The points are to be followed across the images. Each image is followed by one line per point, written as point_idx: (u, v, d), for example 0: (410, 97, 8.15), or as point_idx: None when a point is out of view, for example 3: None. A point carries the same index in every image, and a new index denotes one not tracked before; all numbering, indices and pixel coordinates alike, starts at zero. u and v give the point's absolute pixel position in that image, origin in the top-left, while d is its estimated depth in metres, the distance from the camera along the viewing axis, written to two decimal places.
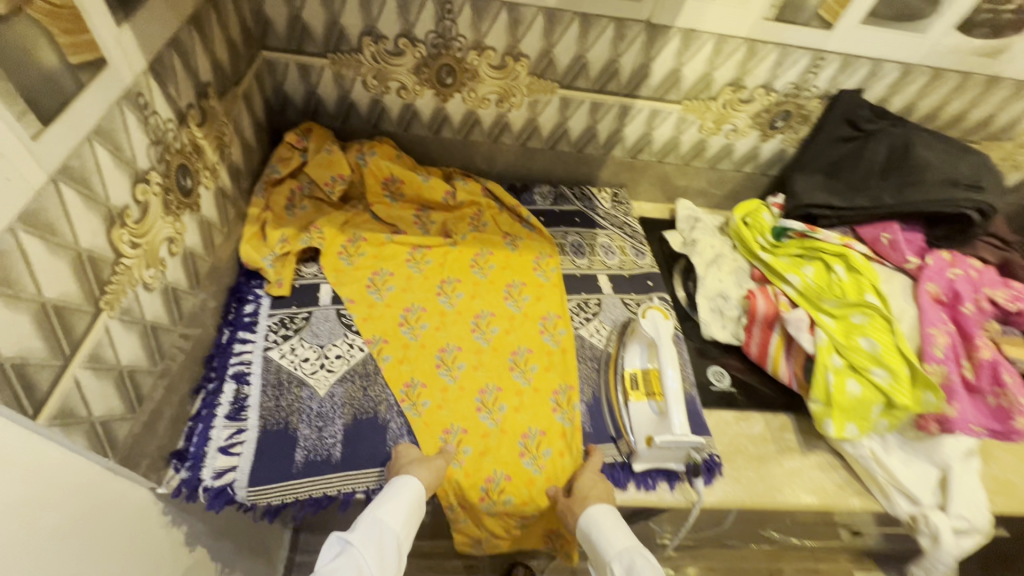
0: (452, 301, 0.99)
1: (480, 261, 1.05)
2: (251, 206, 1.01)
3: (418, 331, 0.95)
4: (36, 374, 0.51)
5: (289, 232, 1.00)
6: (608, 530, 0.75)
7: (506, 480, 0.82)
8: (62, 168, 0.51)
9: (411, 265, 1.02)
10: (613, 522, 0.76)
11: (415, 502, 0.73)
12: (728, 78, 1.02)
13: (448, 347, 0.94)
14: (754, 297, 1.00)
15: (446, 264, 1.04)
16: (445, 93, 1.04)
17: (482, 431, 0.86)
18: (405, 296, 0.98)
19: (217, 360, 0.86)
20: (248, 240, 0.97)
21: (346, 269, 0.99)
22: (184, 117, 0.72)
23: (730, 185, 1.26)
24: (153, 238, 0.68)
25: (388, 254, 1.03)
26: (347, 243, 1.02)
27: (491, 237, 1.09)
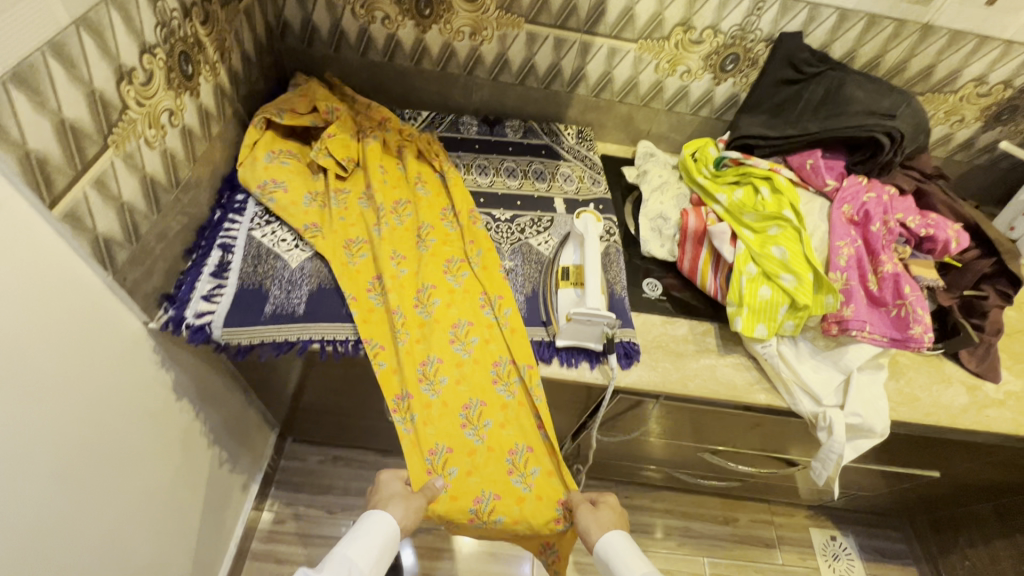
0: (429, 309, 1.00)
1: (453, 268, 1.05)
2: (246, 136, 1.08)
3: (403, 338, 0.96)
4: (54, 174, 0.66)
5: (277, 175, 1.06)
6: (625, 558, 0.79)
7: (495, 500, 0.91)
8: (83, 19, 0.66)
9: (393, 268, 1.02)
10: (631, 553, 0.80)
11: (385, 539, 0.80)
12: (677, 18, 1.13)
13: (430, 359, 0.97)
14: (686, 215, 1.10)
15: (423, 268, 1.04)
16: (424, 24, 1.17)
17: (468, 449, 0.94)
18: (390, 300, 0.98)
19: (208, 231, 1.01)
20: (245, 169, 1.05)
21: (351, 267, 1.01)
22: (188, 12, 0.87)
23: (689, 129, 1.37)
24: (155, 104, 0.83)
25: (374, 257, 1.03)
26: (351, 243, 1.04)
27: (460, 244, 1.09)
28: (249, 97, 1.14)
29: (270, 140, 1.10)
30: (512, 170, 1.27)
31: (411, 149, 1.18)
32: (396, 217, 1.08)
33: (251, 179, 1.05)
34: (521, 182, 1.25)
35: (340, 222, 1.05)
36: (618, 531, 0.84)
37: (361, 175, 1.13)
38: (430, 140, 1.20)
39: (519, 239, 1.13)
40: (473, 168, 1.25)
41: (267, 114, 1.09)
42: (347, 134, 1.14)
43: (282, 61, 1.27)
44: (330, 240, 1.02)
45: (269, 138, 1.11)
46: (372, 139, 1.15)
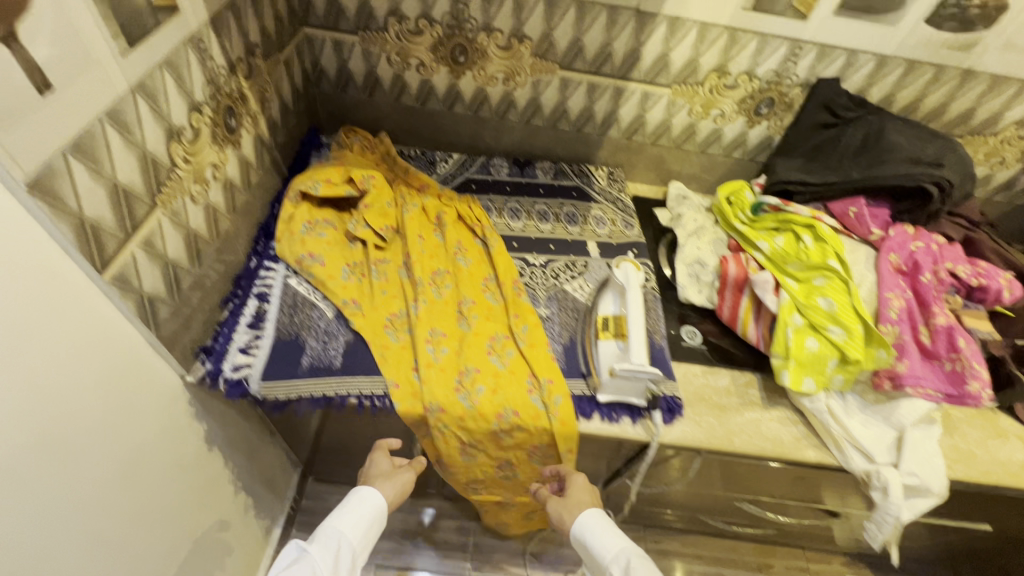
0: (473, 398, 0.92)
1: (497, 346, 0.99)
2: (284, 208, 1.07)
3: (439, 433, 0.92)
4: (106, 239, 0.65)
5: (316, 247, 1.04)
6: (601, 533, 0.83)
7: (518, 504, 1.12)
8: (139, 84, 0.66)
9: (431, 350, 0.96)
10: (607, 527, 0.85)
11: (371, 512, 0.87)
12: (713, 64, 1.12)
13: (469, 446, 0.94)
14: (726, 262, 1.08)
15: (464, 349, 0.97)
16: (459, 70, 1.18)
17: (501, 485, 1.06)
18: (426, 392, 0.91)
19: (245, 280, 1.00)
20: (285, 243, 1.04)
21: (392, 346, 0.96)
22: (234, 68, 0.88)
23: (721, 170, 1.35)
24: (201, 160, 0.83)
25: (412, 335, 0.98)
26: (394, 317, 1.00)
27: (504, 319, 1.04)
28: (285, 143, 1.15)
29: (308, 211, 1.09)
30: (544, 213, 1.26)
31: (449, 217, 1.16)
32: (435, 289, 1.05)
33: (289, 254, 1.03)
34: (554, 225, 1.24)
35: (380, 296, 1.02)
36: (594, 510, 0.87)
37: (398, 244, 1.11)
38: (469, 202, 1.20)
39: (554, 285, 1.12)
40: (505, 211, 1.25)
41: (304, 185, 1.07)
42: (384, 201, 1.13)
43: (315, 106, 1.28)
44: (371, 318, 0.99)
45: (305, 208, 1.08)
46: (410, 209, 1.14)
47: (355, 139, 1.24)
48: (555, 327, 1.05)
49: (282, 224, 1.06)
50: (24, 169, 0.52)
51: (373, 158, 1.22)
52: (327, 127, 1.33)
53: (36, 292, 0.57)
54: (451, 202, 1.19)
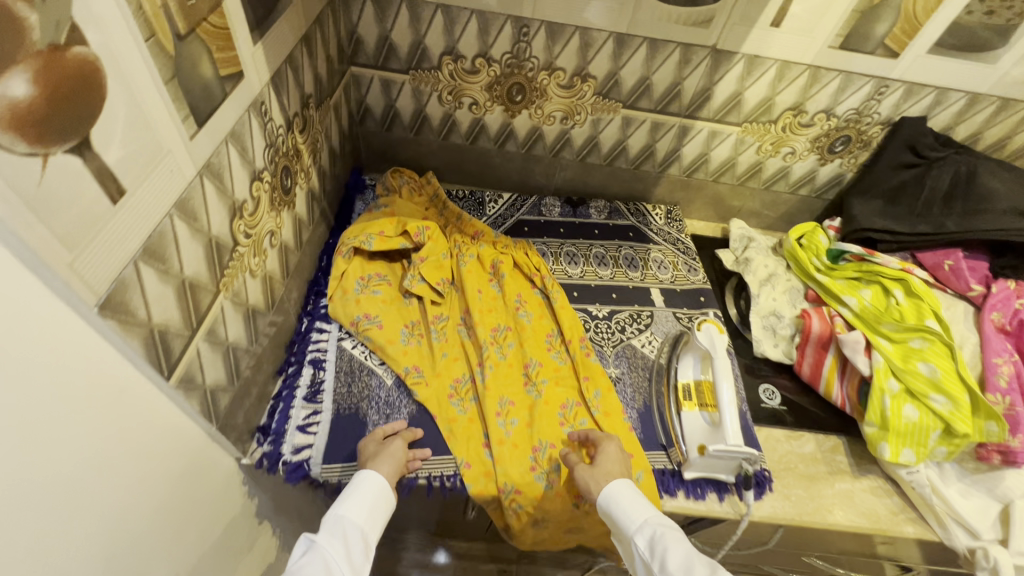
0: (550, 478, 0.85)
1: (569, 415, 0.92)
2: (335, 265, 1.00)
3: (513, 516, 0.84)
4: (173, 340, 0.58)
5: (371, 307, 0.97)
6: (628, 502, 0.74)
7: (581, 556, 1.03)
8: (206, 164, 0.59)
9: (501, 423, 0.89)
10: (634, 495, 0.75)
11: (376, 493, 0.74)
12: (790, 102, 1.05)
13: (542, 523, 0.87)
14: (808, 317, 1.01)
15: (536, 421, 0.90)
16: (514, 109, 1.11)
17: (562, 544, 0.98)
18: (500, 473, 0.84)
19: (297, 346, 0.94)
20: (338, 302, 0.97)
21: (459, 419, 0.89)
22: (291, 124, 0.81)
23: (784, 207, 1.28)
24: (260, 231, 0.76)
25: (480, 405, 0.91)
26: (458, 385, 0.93)
27: (573, 381, 0.97)
28: (333, 191, 1.08)
29: (360, 266, 1.02)
30: (602, 257, 1.19)
31: (508, 268, 1.09)
32: (497, 350, 0.98)
33: (343, 317, 0.96)
34: (613, 271, 1.17)
35: (442, 361, 0.95)
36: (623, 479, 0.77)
37: (455, 298, 1.04)
38: (526, 249, 1.13)
39: (620, 340, 1.05)
40: (562, 256, 1.17)
41: (357, 241, 1.00)
42: (440, 252, 1.06)
43: (358, 145, 1.20)
44: (435, 387, 0.92)
45: (357, 264, 1.01)
46: (467, 260, 1.07)
47: (402, 181, 1.15)
48: (626, 390, 0.98)
49: (335, 282, 0.99)
50: (94, 290, 0.45)
51: (422, 203, 1.16)
52: (370, 166, 1.26)
53: (105, 420, 0.50)
54: (509, 250, 1.12)
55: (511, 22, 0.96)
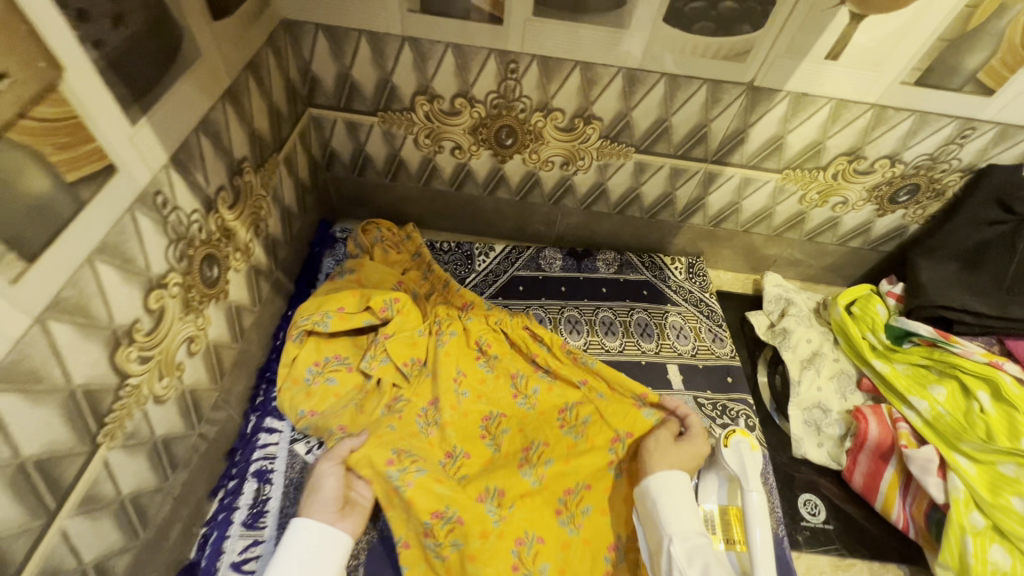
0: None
1: (570, 502, 0.77)
2: (284, 351, 0.85)
3: None
4: (9, 543, 0.44)
5: (321, 394, 0.82)
6: (678, 506, 0.68)
7: None
8: (52, 304, 0.44)
9: (487, 508, 0.74)
10: (684, 499, 0.69)
11: (308, 548, 0.63)
12: (844, 146, 0.84)
13: None
14: (863, 419, 0.82)
15: (527, 508, 0.76)
16: (505, 153, 0.93)
17: None
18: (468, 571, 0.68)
19: (240, 455, 0.79)
20: (286, 390, 0.82)
21: (398, 497, 0.71)
22: (213, 202, 0.65)
23: (829, 259, 1.07)
24: (169, 344, 0.61)
25: (435, 477, 0.74)
26: (402, 453, 0.75)
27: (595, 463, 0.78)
28: (292, 254, 0.93)
29: (317, 350, 0.86)
30: (610, 324, 1.01)
31: (501, 347, 0.92)
32: (488, 443, 0.83)
33: (288, 411, 0.81)
34: (623, 341, 0.99)
35: (390, 436, 0.77)
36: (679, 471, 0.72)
37: (428, 376, 0.87)
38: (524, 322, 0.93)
39: None
40: (562, 323, 1.00)
41: (311, 320, 0.85)
42: (413, 327, 0.89)
43: (327, 192, 1.04)
44: (363, 459, 0.73)
45: (313, 343, 0.86)
46: (445, 338, 0.90)
47: (375, 235, 1.00)
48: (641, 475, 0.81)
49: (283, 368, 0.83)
50: None
51: (400, 266, 0.99)
52: (343, 212, 1.11)
53: None
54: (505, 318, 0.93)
55: (495, 57, 0.77)
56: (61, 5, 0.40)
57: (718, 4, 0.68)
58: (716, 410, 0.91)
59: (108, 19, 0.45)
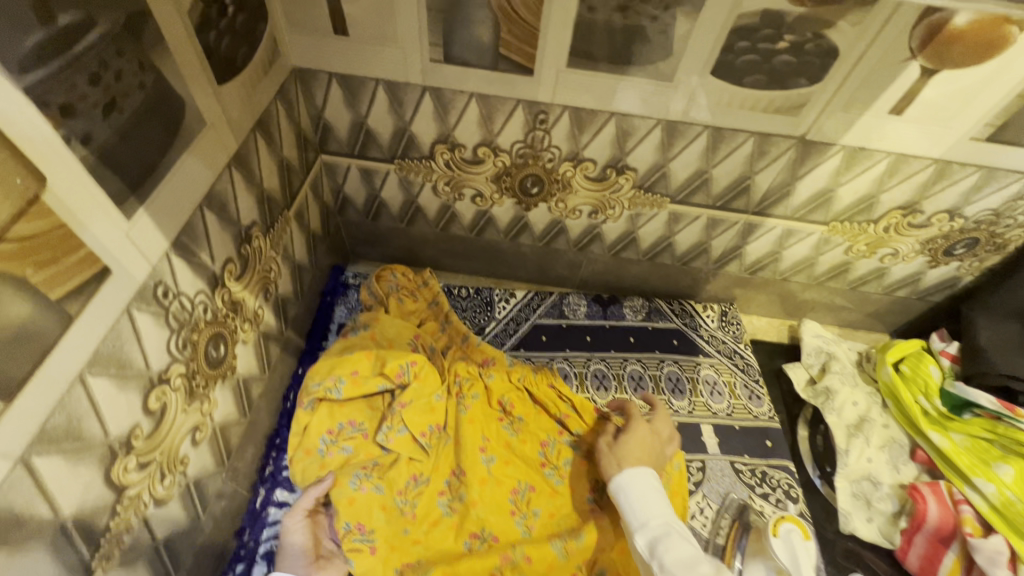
0: None
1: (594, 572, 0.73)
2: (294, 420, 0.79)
3: None
4: None
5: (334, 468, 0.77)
6: (637, 497, 0.65)
7: None
8: (35, 439, 0.38)
9: None
10: (646, 492, 0.66)
11: None
12: (899, 201, 0.78)
13: None
14: (922, 498, 0.76)
15: None
16: (529, 202, 0.87)
17: None
18: None
19: (248, 534, 0.74)
20: (298, 462, 0.77)
21: None
22: (219, 278, 0.60)
23: (872, 308, 1.01)
24: (171, 440, 0.55)
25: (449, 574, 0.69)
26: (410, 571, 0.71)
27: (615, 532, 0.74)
28: (303, 309, 0.87)
29: (330, 416, 0.80)
30: (638, 379, 0.94)
31: (527, 411, 0.86)
32: (518, 523, 0.76)
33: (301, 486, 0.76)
34: (653, 399, 0.93)
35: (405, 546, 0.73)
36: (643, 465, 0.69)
37: (448, 445, 0.81)
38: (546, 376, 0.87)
39: None
40: (587, 378, 0.94)
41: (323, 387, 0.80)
42: (432, 390, 0.82)
43: (340, 237, 0.99)
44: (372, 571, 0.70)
45: (325, 407, 0.80)
46: (469, 401, 0.83)
47: (391, 282, 0.95)
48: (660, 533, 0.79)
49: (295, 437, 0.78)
50: None
51: (419, 316, 0.94)
52: (356, 255, 1.05)
53: None
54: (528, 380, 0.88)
55: (523, 107, 0.71)
56: (42, 104, 0.35)
57: (773, 57, 0.61)
58: (755, 478, 0.85)
59: (99, 108, 0.39)
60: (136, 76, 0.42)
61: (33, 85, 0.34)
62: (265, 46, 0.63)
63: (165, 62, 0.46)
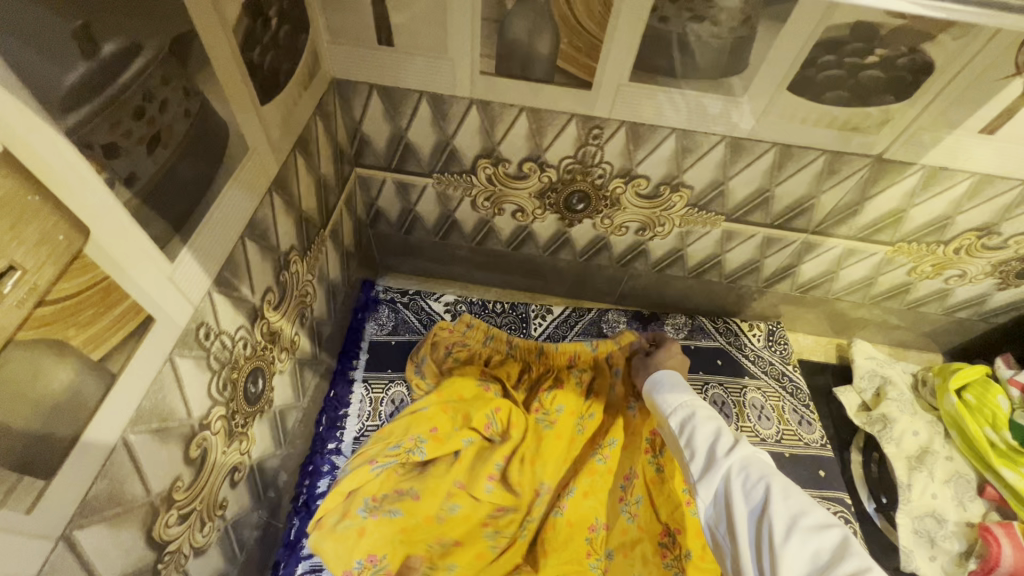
0: None
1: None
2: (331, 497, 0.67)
3: None
4: None
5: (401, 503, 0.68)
6: (668, 389, 0.62)
7: None
8: (76, 511, 0.35)
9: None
10: (681, 386, 0.62)
11: None
12: (976, 222, 0.72)
13: None
14: (994, 541, 0.73)
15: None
16: (573, 218, 0.82)
17: None
18: None
19: (284, 567, 0.69)
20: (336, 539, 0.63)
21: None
22: (259, 311, 0.56)
23: (929, 329, 0.95)
24: (212, 486, 0.52)
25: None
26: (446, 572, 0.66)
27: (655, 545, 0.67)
28: (334, 328, 0.83)
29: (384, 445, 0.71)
30: None
31: (617, 432, 0.76)
32: (590, 566, 0.67)
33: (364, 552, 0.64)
34: None
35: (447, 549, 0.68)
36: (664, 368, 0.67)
37: (533, 481, 0.73)
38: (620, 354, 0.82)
39: None
40: None
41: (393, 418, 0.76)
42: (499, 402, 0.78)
43: (370, 250, 0.95)
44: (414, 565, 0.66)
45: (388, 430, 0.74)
46: (551, 423, 0.77)
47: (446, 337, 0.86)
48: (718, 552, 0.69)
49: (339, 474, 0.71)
50: None
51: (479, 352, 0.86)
52: (386, 269, 1.01)
53: None
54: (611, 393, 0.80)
55: (577, 122, 0.67)
56: (85, 145, 0.31)
57: (859, 72, 0.56)
58: None
59: (143, 144, 0.35)
60: (181, 104, 0.38)
61: (75, 126, 0.30)
62: (306, 59, 0.58)
63: (210, 87, 0.41)
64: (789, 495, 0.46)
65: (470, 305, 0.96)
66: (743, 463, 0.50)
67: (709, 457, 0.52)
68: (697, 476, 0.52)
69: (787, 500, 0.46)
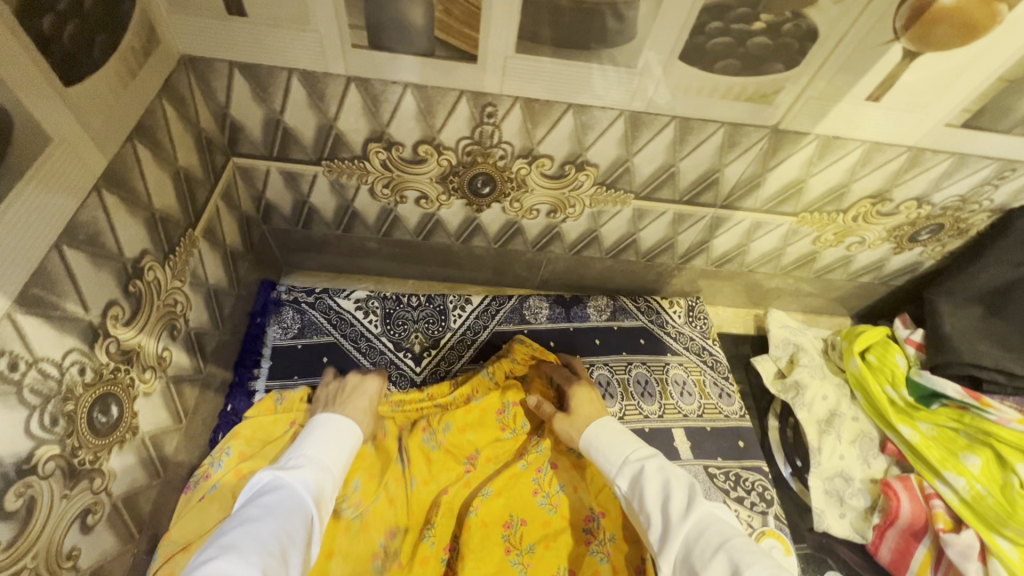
0: None
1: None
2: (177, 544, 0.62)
3: None
4: None
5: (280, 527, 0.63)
6: (606, 443, 0.62)
7: None
8: None
9: None
10: (620, 433, 0.63)
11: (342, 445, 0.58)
12: (870, 190, 0.74)
13: None
14: (894, 495, 0.77)
15: None
16: (480, 203, 0.78)
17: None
18: None
19: None
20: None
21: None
22: (99, 329, 0.48)
23: (837, 294, 0.99)
24: (51, 536, 0.45)
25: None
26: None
27: (570, 539, 0.67)
28: (222, 336, 0.75)
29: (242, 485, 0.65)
30: (606, 385, 0.86)
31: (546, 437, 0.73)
32: (512, 564, 0.64)
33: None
34: (622, 405, 0.85)
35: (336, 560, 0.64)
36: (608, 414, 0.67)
37: (429, 493, 0.70)
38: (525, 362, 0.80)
39: None
40: None
41: (208, 458, 0.69)
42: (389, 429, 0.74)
43: (267, 247, 0.87)
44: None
45: (233, 482, 0.65)
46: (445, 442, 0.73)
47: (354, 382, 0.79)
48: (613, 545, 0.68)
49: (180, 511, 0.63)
50: None
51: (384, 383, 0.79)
52: (290, 266, 0.94)
53: None
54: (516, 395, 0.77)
55: (468, 99, 0.62)
56: None
57: (748, 40, 0.54)
58: (729, 481, 0.80)
59: None
60: None
61: None
62: (136, 30, 0.50)
63: None
64: (750, 561, 0.44)
65: (383, 300, 0.89)
66: (699, 527, 0.49)
67: (665, 522, 0.51)
68: (660, 546, 0.51)
69: (749, 566, 0.44)
